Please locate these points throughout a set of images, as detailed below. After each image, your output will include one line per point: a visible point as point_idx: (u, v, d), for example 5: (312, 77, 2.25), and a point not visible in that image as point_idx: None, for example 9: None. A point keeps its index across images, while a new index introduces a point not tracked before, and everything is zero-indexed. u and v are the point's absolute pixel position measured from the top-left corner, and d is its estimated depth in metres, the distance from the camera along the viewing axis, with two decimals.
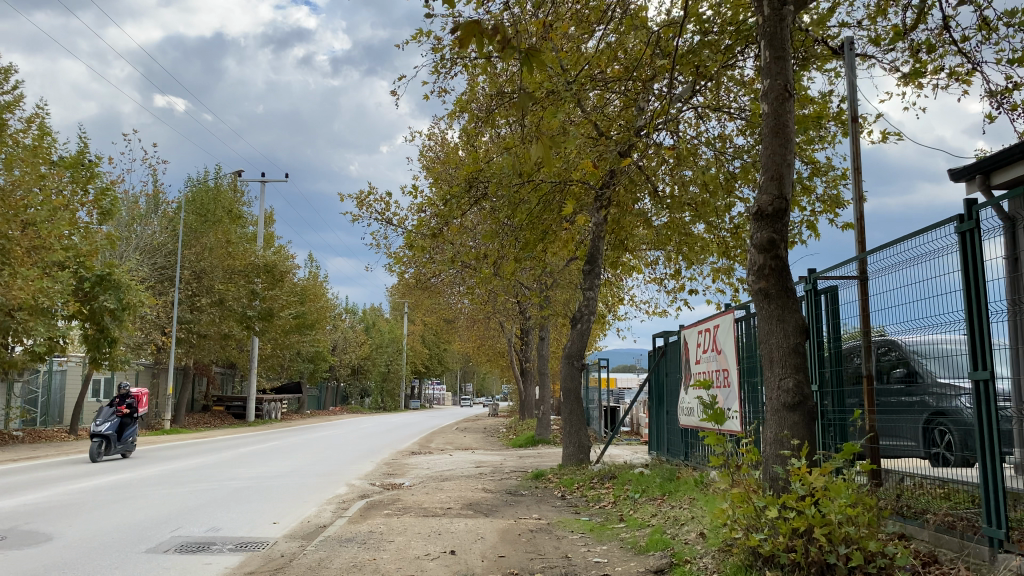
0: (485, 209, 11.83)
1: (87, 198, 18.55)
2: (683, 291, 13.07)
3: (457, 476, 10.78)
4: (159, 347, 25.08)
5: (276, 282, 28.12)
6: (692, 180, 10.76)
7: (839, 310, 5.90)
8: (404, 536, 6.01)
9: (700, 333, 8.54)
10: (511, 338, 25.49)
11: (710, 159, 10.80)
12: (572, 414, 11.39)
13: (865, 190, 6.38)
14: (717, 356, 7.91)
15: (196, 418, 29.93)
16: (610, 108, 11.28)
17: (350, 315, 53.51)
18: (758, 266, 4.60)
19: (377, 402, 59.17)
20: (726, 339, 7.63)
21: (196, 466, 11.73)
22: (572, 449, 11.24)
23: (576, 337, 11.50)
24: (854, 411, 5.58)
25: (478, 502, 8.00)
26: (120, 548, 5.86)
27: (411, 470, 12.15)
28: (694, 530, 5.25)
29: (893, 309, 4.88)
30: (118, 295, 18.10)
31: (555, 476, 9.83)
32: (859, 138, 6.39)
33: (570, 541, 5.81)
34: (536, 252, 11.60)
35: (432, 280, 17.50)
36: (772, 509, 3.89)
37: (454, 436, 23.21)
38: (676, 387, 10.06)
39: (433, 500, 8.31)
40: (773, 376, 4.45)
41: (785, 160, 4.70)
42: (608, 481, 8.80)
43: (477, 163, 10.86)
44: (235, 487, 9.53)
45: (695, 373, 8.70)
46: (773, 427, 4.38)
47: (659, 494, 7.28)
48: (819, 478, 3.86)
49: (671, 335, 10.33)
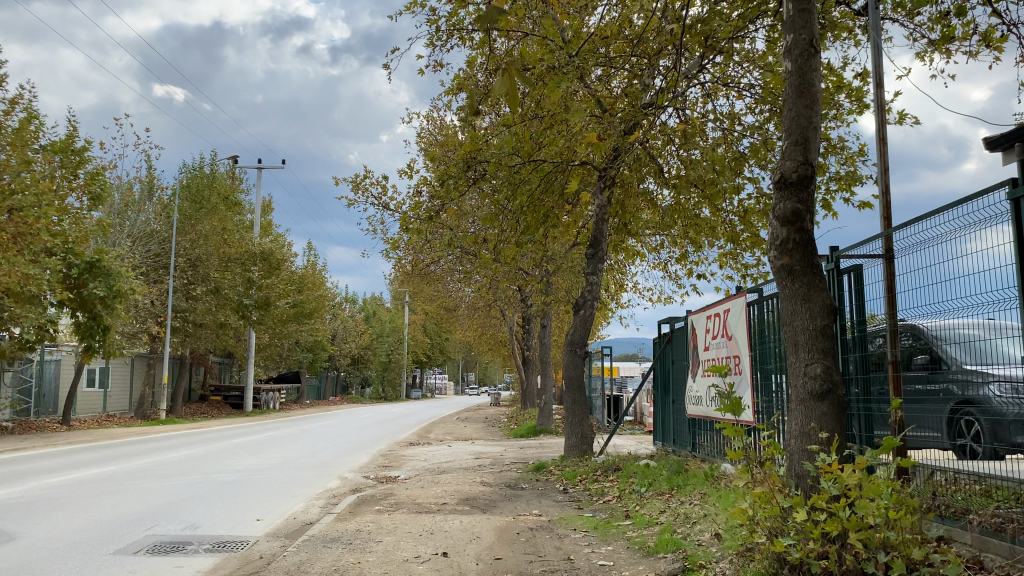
0: (483, 191, 11.36)
1: (78, 183, 18.11)
2: (690, 276, 12.61)
3: (455, 468, 10.35)
4: (153, 336, 24.65)
5: (273, 270, 28.13)
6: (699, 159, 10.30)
7: (863, 290, 5.44)
8: (393, 536, 5.58)
9: (709, 319, 8.11)
10: (512, 327, 25.06)
11: (719, 135, 10.31)
12: (575, 404, 10.96)
13: (891, 160, 5.83)
14: (727, 343, 7.51)
15: (194, 408, 29.58)
16: (614, 84, 10.77)
17: (351, 304, 53.12)
18: (781, 240, 4.15)
19: (379, 392, 58.79)
20: (737, 326, 7.23)
21: (186, 458, 11.33)
22: (574, 440, 10.82)
23: (579, 323, 11.03)
24: (881, 399, 5.15)
25: (475, 497, 7.57)
26: (87, 549, 5.47)
27: (408, 461, 11.74)
28: (708, 530, 4.82)
29: (927, 288, 4.42)
30: (108, 282, 17.67)
31: (557, 469, 9.39)
32: (885, 103, 5.85)
33: (573, 540, 5.38)
34: (537, 235, 11.12)
35: (431, 266, 17.06)
36: (801, 512, 3.45)
37: (454, 426, 22.81)
38: (683, 376, 9.64)
39: (427, 494, 7.88)
40: (798, 361, 4.00)
41: (811, 123, 4.23)
42: (612, 474, 8.37)
43: (476, 142, 10.40)
44: (221, 480, 9.11)
45: (702, 360, 8.29)
46: (798, 419, 3.93)
47: (667, 488, 6.85)
48: (855, 476, 3.41)
49: (677, 321, 9.90)
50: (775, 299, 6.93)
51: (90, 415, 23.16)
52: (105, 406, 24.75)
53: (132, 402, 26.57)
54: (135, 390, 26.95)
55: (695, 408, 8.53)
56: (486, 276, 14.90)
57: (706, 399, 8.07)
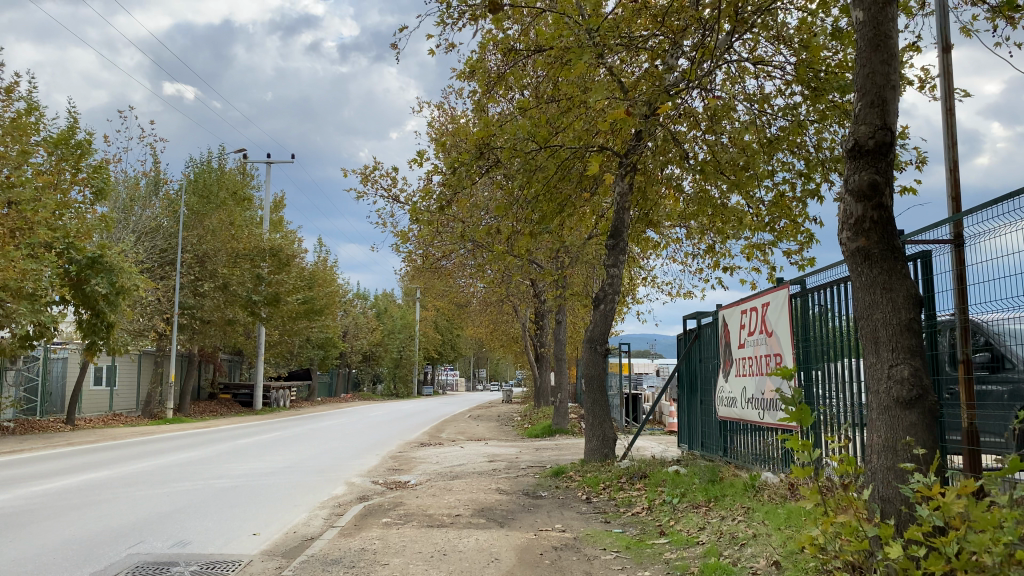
0: (497, 179, 10.69)
1: (80, 176, 17.59)
2: (716, 267, 11.95)
3: (468, 472, 9.75)
4: (160, 333, 24.15)
5: (283, 266, 27.24)
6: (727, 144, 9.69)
7: (932, 279, 4.78)
8: (401, 557, 4.99)
9: (744, 313, 7.50)
10: (525, 322, 24.42)
11: (750, 116, 9.64)
12: (596, 404, 10.34)
13: (959, 135, 5.15)
14: (767, 339, 6.90)
15: (202, 406, 29.15)
16: (636, 65, 10.08)
17: (363, 301, 52.59)
18: (855, 219, 3.54)
19: (390, 388, 58.29)
20: (780, 322, 6.63)
21: (186, 461, 10.78)
22: (595, 443, 10.18)
23: (599, 319, 10.37)
24: (951, 404, 4.50)
25: (491, 507, 6.98)
26: (60, 572, 4.90)
27: (419, 465, 11.16)
28: (764, 555, 4.20)
29: (1007, 281, 3.76)
30: (110, 278, 17.14)
31: (577, 474, 8.79)
32: (951, 72, 5.14)
33: (604, 562, 4.77)
34: (554, 226, 10.47)
35: (443, 261, 16.46)
36: (894, 548, 2.81)
37: (466, 424, 22.22)
38: (712, 375, 9.03)
39: (439, 503, 7.28)
40: (878, 361, 3.39)
41: (889, 80, 3.59)
42: (638, 482, 7.75)
43: (490, 127, 9.73)
44: (220, 487, 8.55)
45: (737, 358, 7.68)
46: (883, 431, 3.31)
47: (702, 500, 6.25)
48: (961, 503, 2.77)
49: (706, 316, 9.28)
50: (824, 291, 6.31)
51: (96, 415, 22.73)
52: (111, 405, 24.30)
53: (139, 401, 26.13)
54: (142, 388, 26.49)
55: (728, 410, 7.93)
56: (500, 270, 14.29)
57: (741, 400, 7.49)
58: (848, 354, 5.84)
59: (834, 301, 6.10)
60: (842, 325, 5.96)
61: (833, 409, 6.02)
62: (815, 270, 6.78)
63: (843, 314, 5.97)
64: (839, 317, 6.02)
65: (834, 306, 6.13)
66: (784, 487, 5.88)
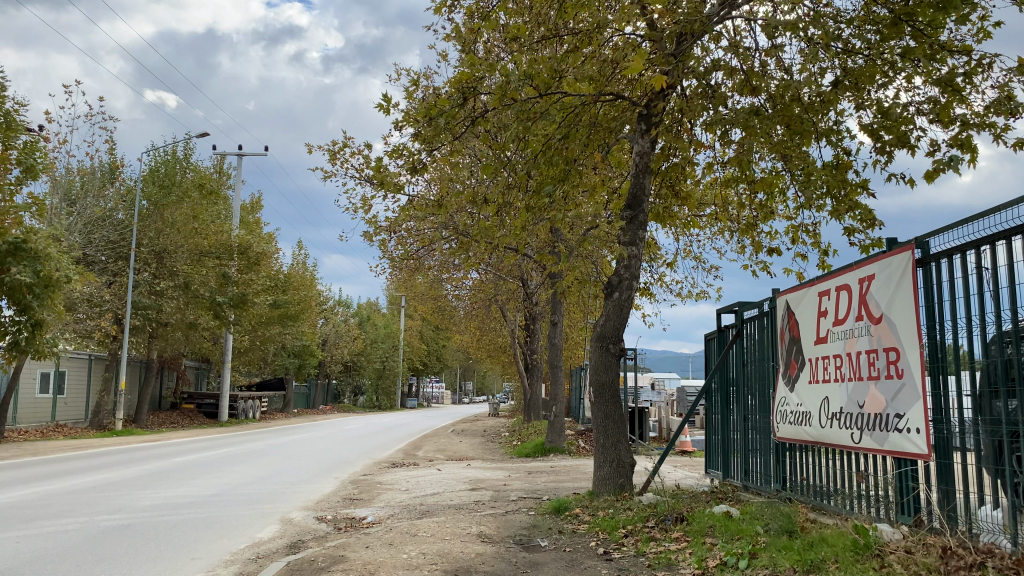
0: (485, 134, 8.59)
1: (10, 153, 15.36)
2: (752, 254, 9.89)
3: (443, 507, 7.57)
4: (110, 336, 21.82)
5: (252, 266, 25.04)
6: (770, 102, 7.54)
7: None
8: None
9: (827, 296, 5.44)
10: (515, 328, 22.18)
11: (805, 52, 7.40)
12: (608, 420, 8.20)
13: None
14: (869, 328, 4.83)
15: (160, 417, 26.73)
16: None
17: (345, 308, 50.17)
18: None
19: (372, 400, 55.69)
20: (896, 300, 4.55)
21: (88, 485, 8.53)
22: (607, 470, 8.02)
23: (612, 312, 8.20)
24: None
25: (469, 568, 4.84)
26: None
27: (381, 493, 8.95)
28: None
29: None
30: (34, 267, 14.76)
31: (587, 513, 6.62)
32: None
33: None
34: (556, 197, 8.36)
35: (423, 255, 14.27)
36: None
37: (448, 441, 19.91)
38: (762, 383, 6.93)
39: (396, 558, 5.12)
40: None
41: None
42: (675, 528, 5.61)
43: (472, 66, 7.61)
44: (103, 528, 6.33)
45: (812, 357, 5.60)
46: None
47: (790, 568, 4.11)
48: None
49: (753, 307, 7.23)
50: (962, 255, 4.20)
51: (35, 426, 20.39)
52: (54, 415, 21.89)
53: (88, 411, 23.74)
54: (92, 396, 24.11)
55: (794, 430, 5.85)
56: (487, 259, 12.10)
57: (820, 415, 5.40)
58: (1003, 348, 3.80)
59: (981, 268, 4.01)
60: (996, 302, 3.88)
61: (972, 429, 4.01)
62: (944, 230, 4.65)
63: (994, 290, 3.91)
64: (989, 291, 3.94)
65: (981, 275, 4.03)
66: (930, 555, 3.80)
